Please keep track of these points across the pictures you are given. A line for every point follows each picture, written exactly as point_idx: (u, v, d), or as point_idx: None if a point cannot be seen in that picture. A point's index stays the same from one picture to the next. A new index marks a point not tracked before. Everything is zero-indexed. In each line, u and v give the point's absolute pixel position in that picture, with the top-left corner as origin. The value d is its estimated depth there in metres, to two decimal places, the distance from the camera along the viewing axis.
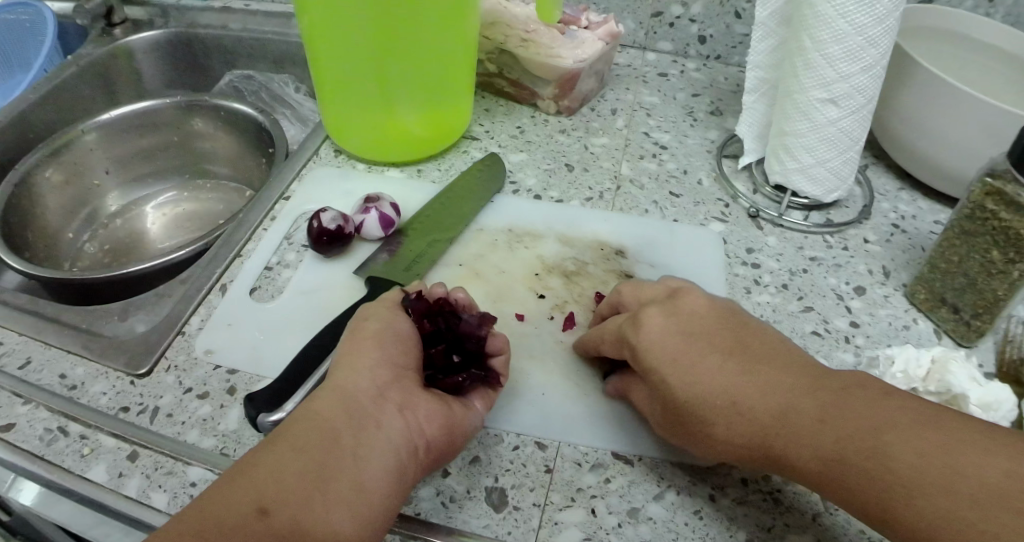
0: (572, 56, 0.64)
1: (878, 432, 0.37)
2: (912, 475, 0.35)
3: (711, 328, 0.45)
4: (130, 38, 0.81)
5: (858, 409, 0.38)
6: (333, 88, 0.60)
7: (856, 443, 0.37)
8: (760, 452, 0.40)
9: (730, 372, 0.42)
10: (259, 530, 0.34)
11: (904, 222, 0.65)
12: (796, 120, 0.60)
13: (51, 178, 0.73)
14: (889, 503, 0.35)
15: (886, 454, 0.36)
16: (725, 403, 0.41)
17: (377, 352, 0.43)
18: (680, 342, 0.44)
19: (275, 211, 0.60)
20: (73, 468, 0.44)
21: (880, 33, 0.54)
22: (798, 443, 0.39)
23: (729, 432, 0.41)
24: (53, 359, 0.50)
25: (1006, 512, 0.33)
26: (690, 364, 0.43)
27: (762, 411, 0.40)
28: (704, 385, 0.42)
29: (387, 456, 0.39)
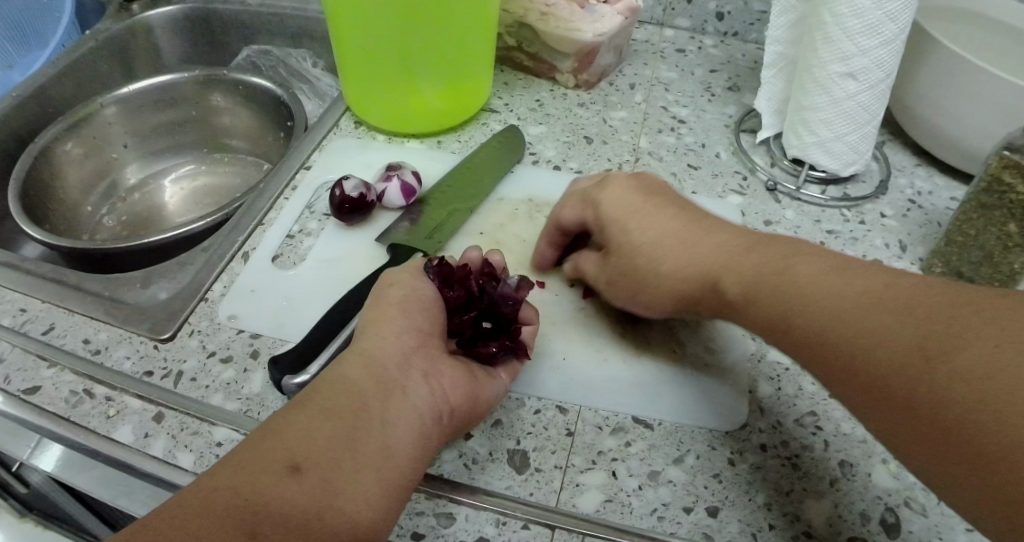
0: (592, 29, 0.64)
1: (801, 266, 0.40)
2: (814, 326, 0.37)
3: (672, 199, 0.50)
4: (147, 14, 0.81)
5: (791, 252, 0.41)
6: (355, 62, 0.60)
7: (779, 271, 0.40)
8: (694, 284, 0.44)
9: (684, 223, 0.47)
10: (292, 488, 0.34)
11: (921, 197, 0.65)
12: (814, 95, 0.60)
13: (69, 152, 0.73)
14: (801, 326, 0.38)
15: (801, 278, 0.39)
16: (674, 242, 0.46)
17: (402, 320, 0.44)
18: (629, 212, 0.48)
19: (296, 180, 0.60)
20: (99, 430, 0.44)
21: (900, 7, 0.54)
22: (730, 267, 0.43)
23: (673, 266, 0.45)
24: (76, 325, 0.50)
25: (899, 351, 0.33)
26: (646, 215, 0.48)
27: (697, 269, 0.44)
28: (648, 250, 0.46)
29: (414, 421, 0.39)
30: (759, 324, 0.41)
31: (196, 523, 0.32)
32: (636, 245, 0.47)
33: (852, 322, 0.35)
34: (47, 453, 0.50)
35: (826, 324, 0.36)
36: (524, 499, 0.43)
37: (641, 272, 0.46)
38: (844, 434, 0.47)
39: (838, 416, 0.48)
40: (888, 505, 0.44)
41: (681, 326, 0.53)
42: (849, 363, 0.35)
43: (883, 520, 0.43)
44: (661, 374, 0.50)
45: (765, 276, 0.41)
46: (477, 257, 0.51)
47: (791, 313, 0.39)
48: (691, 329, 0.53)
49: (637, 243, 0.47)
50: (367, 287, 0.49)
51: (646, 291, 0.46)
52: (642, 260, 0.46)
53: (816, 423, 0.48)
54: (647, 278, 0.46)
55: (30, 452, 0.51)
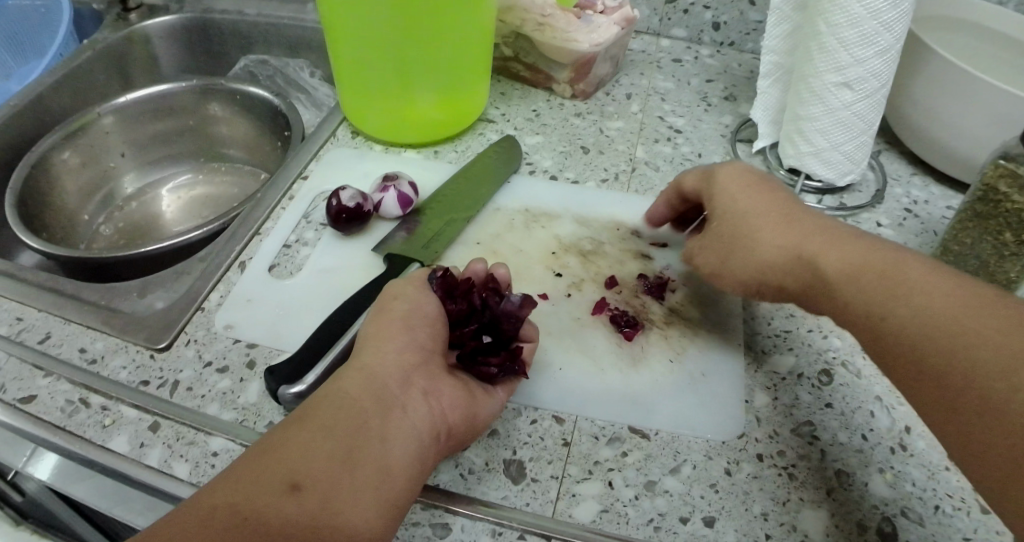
0: (588, 40, 0.64)
1: (911, 263, 0.40)
2: (919, 312, 0.38)
3: (789, 193, 0.50)
4: (146, 23, 0.81)
5: (899, 252, 0.41)
6: (352, 72, 0.60)
7: (889, 263, 0.41)
8: (792, 260, 0.44)
9: (788, 207, 0.47)
10: (291, 509, 0.34)
11: (917, 206, 0.66)
12: (810, 104, 0.60)
13: (68, 160, 0.73)
14: (898, 318, 0.38)
15: (917, 278, 0.39)
16: (778, 217, 0.46)
17: (404, 335, 0.43)
18: (747, 191, 0.49)
19: (293, 190, 0.61)
20: (95, 439, 0.44)
21: (895, 18, 0.54)
22: (834, 251, 0.43)
23: (773, 239, 0.45)
24: (73, 334, 0.50)
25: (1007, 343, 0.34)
26: (754, 192, 0.49)
27: (813, 242, 0.44)
28: (757, 219, 0.47)
29: (412, 440, 0.39)
30: (844, 308, 0.42)
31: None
32: (734, 213, 0.48)
33: (968, 327, 0.36)
34: (42, 463, 0.50)
35: (930, 323, 0.37)
36: (519, 510, 0.43)
37: (740, 238, 0.47)
38: (840, 443, 0.47)
39: (834, 426, 0.48)
40: (883, 516, 0.44)
41: (677, 335, 0.53)
42: (946, 367, 0.36)
43: (880, 530, 0.43)
44: (657, 385, 0.50)
45: (862, 262, 0.41)
46: (482, 269, 0.51)
47: (883, 304, 0.39)
48: (688, 338, 0.53)
49: (737, 219, 0.48)
50: (363, 297, 0.49)
51: (745, 264, 0.47)
52: (743, 227, 0.47)
53: (812, 432, 0.48)
54: (747, 248, 0.47)
55: (27, 461, 0.51)
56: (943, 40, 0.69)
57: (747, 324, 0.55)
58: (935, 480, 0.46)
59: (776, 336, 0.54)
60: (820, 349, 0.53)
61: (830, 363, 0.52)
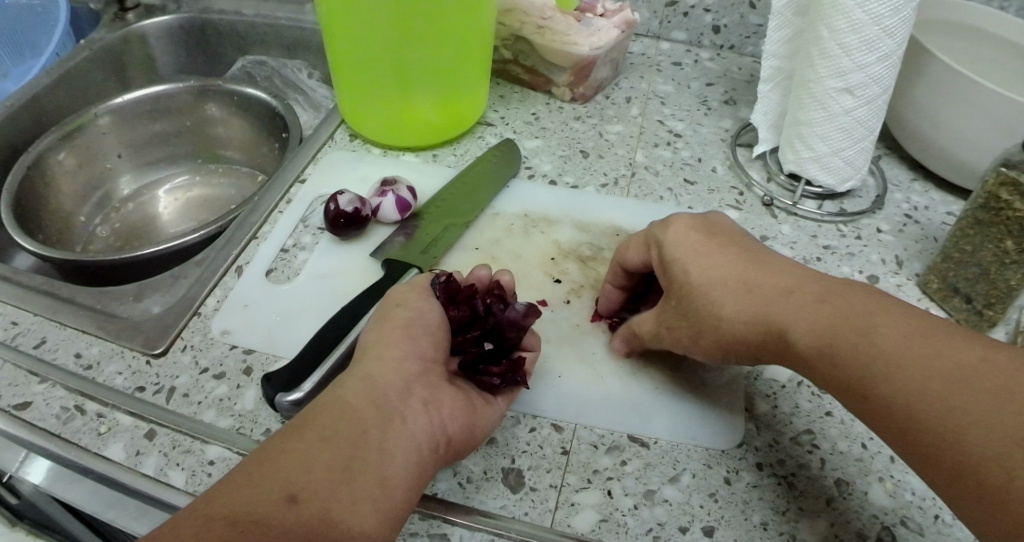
0: (588, 43, 0.64)
1: (885, 328, 0.38)
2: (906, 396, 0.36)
3: (739, 240, 0.47)
4: (143, 23, 0.81)
5: (868, 310, 0.39)
6: (350, 74, 0.60)
7: (859, 331, 0.38)
8: (762, 333, 0.42)
9: (742, 264, 0.45)
10: (288, 520, 0.34)
11: (917, 212, 0.65)
12: (811, 109, 0.60)
13: (64, 161, 0.73)
14: (882, 395, 0.37)
15: (894, 347, 0.37)
16: (737, 285, 0.44)
17: (405, 344, 0.43)
18: (697, 251, 0.46)
19: (291, 194, 0.60)
20: (90, 447, 0.43)
21: (897, 24, 0.54)
22: (803, 323, 0.40)
23: (738, 312, 0.43)
24: (68, 339, 0.50)
25: (999, 427, 0.33)
26: (709, 252, 0.46)
27: (779, 314, 0.41)
28: (717, 286, 0.44)
29: (411, 451, 0.39)
30: (828, 382, 0.39)
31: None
32: (691, 284, 0.45)
33: (956, 404, 0.34)
34: (37, 469, 0.50)
35: (923, 409, 0.35)
36: (518, 519, 0.43)
37: (702, 315, 0.44)
38: (840, 452, 0.47)
39: (834, 435, 0.48)
40: (883, 526, 0.44)
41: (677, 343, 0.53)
42: (940, 448, 0.34)
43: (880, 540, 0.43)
44: (658, 394, 0.50)
45: (832, 334, 0.39)
46: (486, 274, 0.51)
47: (863, 379, 0.37)
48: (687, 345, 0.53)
49: (694, 292, 0.45)
50: (362, 303, 0.49)
51: (715, 337, 0.44)
52: (700, 300, 0.44)
53: (812, 441, 0.48)
54: (712, 322, 0.44)
55: (19, 466, 0.50)
56: (943, 46, 0.69)
57: None
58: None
59: None
60: None
61: None
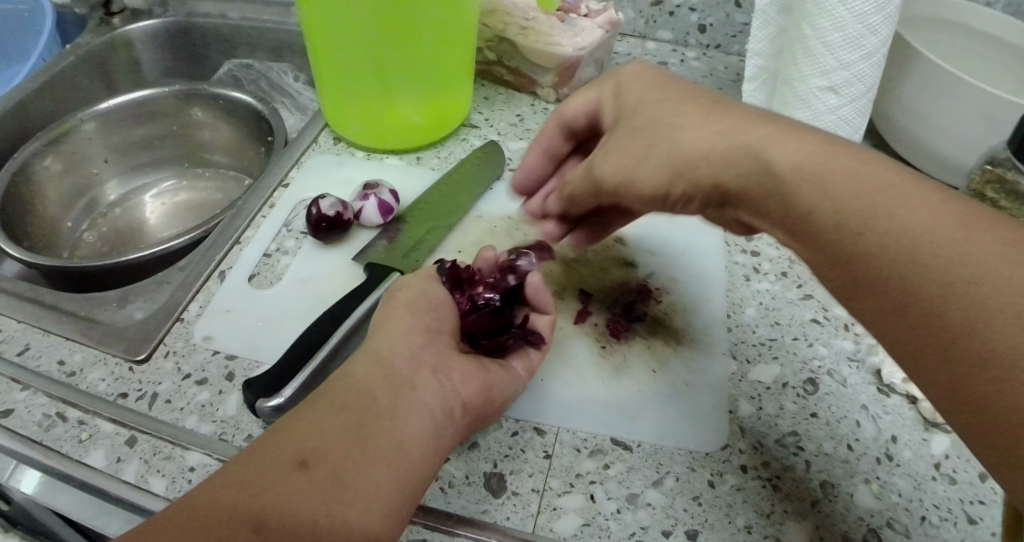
0: (572, 44, 0.64)
1: (842, 160, 0.35)
2: (861, 214, 0.33)
3: (687, 90, 0.43)
4: (129, 27, 0.81)
5: (830, 142, 0.36)
6: (333, 76, 0.59)
7: (819, 156, 0.35)
8: (719, 161, 0.38)
9: (706, 104, 0.41)
10: (301, 482, 0.33)
11: None
12: (796, 108, 0.60)
13: (51, 166, 0.73)
14: (829, 222, 0.34)
15: (850, 176, 0.34)
16: (683, 129, 0.40)
17: (409, 318, 0.43)
18: (665, 93, 0.43)
19: (273, 199, 0.60)
20: (72, 454, 0.43)
21: (880, 21, 0.54)
22: (765, 147, 0.37)
23: (693, 139, 0.39)
24: (51, 346, 0.50)
25: (950, 256, 0.30)
26: (662, 103, 0.42)
27: (731, 140, 0.38)
28: (679, 121, 0.40)
29: (424, 416, 0.39)
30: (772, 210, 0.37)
31: (204, 519, 0.31)
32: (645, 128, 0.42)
33: (909, 231, 0.31)
34: (23, 474, 0.50)
35: (889, 233, 0.32)
36: (500, 524, 0.43)
37: (660, 142, 0.40)
38: (825, 454, 0.47)
39: (819, 436, 0.48)
40: (867, 527, 0.43)
41: (661, 345, 0.53)
42: (884, 275, 0.32)
43: None
44: (641, 395, 0.50)
45: (791, 160, 0.36)
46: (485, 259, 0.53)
47: (813, 207, 0.35)
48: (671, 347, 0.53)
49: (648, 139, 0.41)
50: (343, 308, 0.49)
51: (694, 175, 0.39)
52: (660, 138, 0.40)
53: (797, 443, 0.47)
54: (670, 150, 0.40)
55: (10, 475, 0.50)
56: (931, 41, 0.69)
57: (730, 333, 0.54)
58: (921, 490, 0.45)
59: (761, 344, 0.54)
60: (805, 358, 0.53)
61: (815, 372, 0.52)
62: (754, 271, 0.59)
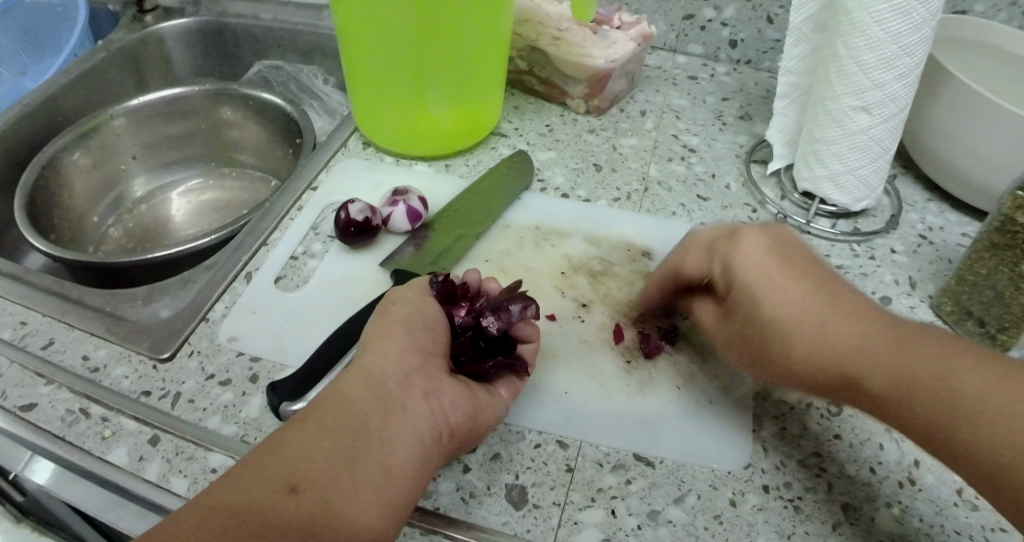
0: (604, 56, 0.63)
1: (966, 379, 0.37)
2: (980, 402, 0.36)
3: (813, 269, 0.45)
4: (161, 25, 0.81)
5: (951, 347, 0.39)
6: (365, 81, 0.60)
7: (939, 375, 0.37)
8: (832, 374, 0.41)
9: (821, 296, 0.43)
10: (289, 508, 0.34)
11: (931, 233, 0.65)
12: (827, 126, 0.60)
13: (78, 160, 0.73)
14: (958, 396, 0.36)
15: (975, 397, 0.36)
16: (808, 329, 0.42)
17: (404, 337, 0.43)
18: (770, 264, 0.45)
19: (303, 200, 0.60)
20: (94, 450, 0.44)
21: (916, 43, 0.53)
22: (872, 363, 0.40)
23: (808, 356, 0.42)
24: (76, 341, 0.50)
25: None
26: (781, 283, 0.44)
27: (845, 340, 0.41)
28: (789, 311, 0.43)
29: (412, 440, 0.39)
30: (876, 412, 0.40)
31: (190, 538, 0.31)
32: (763, 321, 0.44)
33: (996, 415, 0.35)
34: (40, 467, 0.50)
35: (997, 407, 0.35)
36: (520, 536, 0.42)
37: (771, 351, 0.43)
38: (848, 477, 0.47)
39: (842, 459, 0.47)
40: None
41: (686, 361, 0.52)
42: (1012, 480, 0.34)
43: None
44: (663, 412, 0.49)
45: (904, 383, 0.38)
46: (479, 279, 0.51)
47: (913, 415, 0.38)
48: (696, 364, 0.52)
49: (765, 315, 0.44)
50: (369, 313, 0.49)
51: (800, 330, 0.42)
52: (774, 348, 0.43)
53: (820, 465, 0.47)
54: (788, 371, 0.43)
55: (26, 467, 0.50)
56: (963, 65, 0.69)
57: None
58: (943, 515, 0.45)
59: None
60: None
61: None
62: None
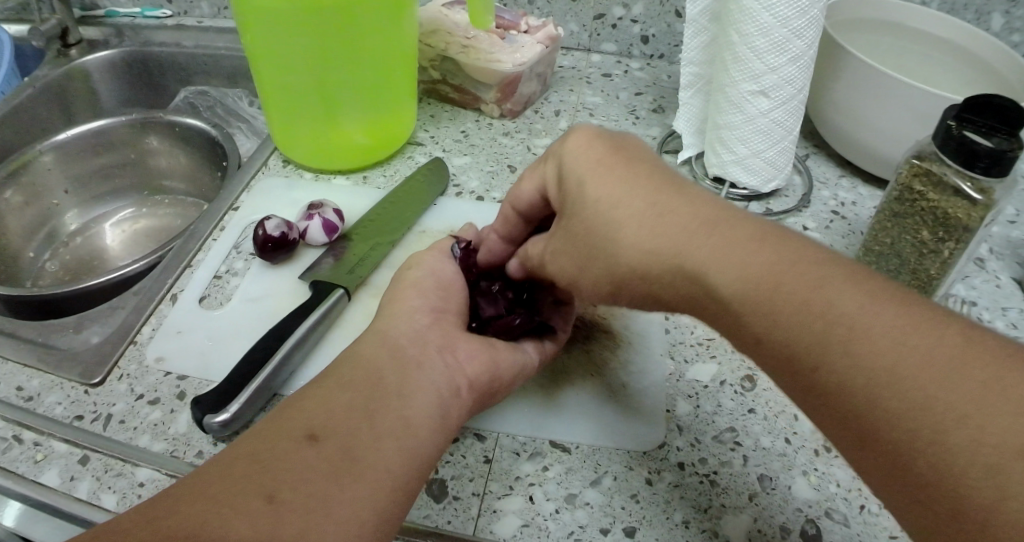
0: (511, 60, 0.66)
1: (832, 293, 0.32)
2: (828, 321, 0.31)
3: (659, 169, 0.41)
4: (85, 58, 0.83)
5: (805, 258, 0.34)
6: (279, 104, 0.61)
7: (806, 286, 0.32)
8: (681, 277, 0.37)
9: (665, 199, 0.38)
10: (313, 452, 0.35)
11: (843, 208, 0.67)
12: (729, 113, 0.62)
13: (11, 199, 0.75)
14: (804, 319, 0.32)
15: (841, 314, 0.31)
16: (655, 223, 0.38)
17: (418, 301, 0.48)
18: (616, 174, 0.41)
19: (224, 222, 0.62)
20: (27, 474, 0.45)
21: (804, 25, 0.56)
22: (721, 268, 0.35)
23: (648, 248, 0.38)
24: (8, 373, 0.51)
25: (942, 373, 0.28)
26: (627, 189, 0.40)
27: (702, 253, 0.36)
28: (637, 230, 0.38)
29: (432, 392, 0.41)
30: (734, 324, 0.35)
31: (217, 489, 0.33)
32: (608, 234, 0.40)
33: (888, 358, 0.29)
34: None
35: (864, 336, 0.30)
36: (441, 528, 0.44)
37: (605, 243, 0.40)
38: (762, 448, 0.49)
39: (755, 431, 0.50)
40: (799, 514, 0.45)
41: (599, 349, 0.55)
42: (858, 407, 0.30)
43: (802, 533, 0.44)
44: (578, 399, 0.52)
45: (762, 295, 0.33)
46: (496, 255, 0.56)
47: (770, 331, 0.33)
48: (609, 352, 0.55)
49: (614, 235, 0.39)
50: (288, 323, 0.51)
51: (625, 270, 0.39)
52: (617, 252, 0.39)
53: (733, 439, 0.49)
54: (635, 264, 0.39)
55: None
56: (879, 56, 0.72)
57: (669, 334, 0.56)
58: (858, 479, 0.47)
59: (698, 344, 0.56)
60: (742, 356, 0.55)
61: (752, 369, 0.54)
62: None
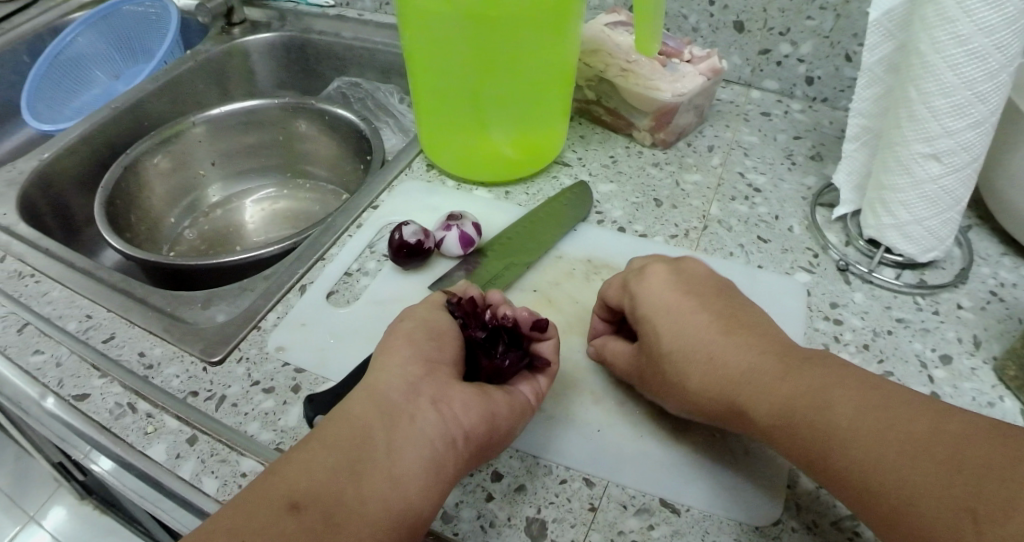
0: (671, 89, 0.63)
1: (837, 404, 0.39)
2: (869, 465, 0.37)
3: (711, 293, 0.49)
4: (247, 38, 0.87)
5: (824, 382, 0.41)
6: (430, 108, 0.62)
7: (814, 409, 0.40)
8: (727, 407, 0.44)
9: (710, 320, 0.47)
10: (291, 525, 0.35)
11: (1004, 290, 0.61)
12: (895, 173, 0.57)
13: (158, 164, 0.79)
14: (837, 451, 0.38)
15: (873, 452, 0.37)
16: (702, 351, 0.45)
17: (408, 350, 0.44)
18: (672, 296, 0.49)
19: (362, 219, 0.63)
20: (136, 444, 0.46)
21: (991, 89, 0.50)
22: (761, 403, 0.42)
23: (699, 379, 0.45)
24: (133, 338, 0.53)
25: (958, 479, 0.34)
26: (678, 308, 0.48)
27: (738, 378, 0.44)
28: (689, 368, 0.45)
29: (421, 448, 0.39)
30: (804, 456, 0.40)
31: None
32: (659, 348, 0.47)
33: (923, 487, 0.35)
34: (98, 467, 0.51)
35: (889, 462, 0.36)
36: None
37: (669, 368, 0.46)
38: None
39: None
40: None
41: None
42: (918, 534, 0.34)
43: None
44: (694, 459, 0.48)
45: (800, 427, 0.40)
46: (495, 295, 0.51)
47: (851, 470, 0.37)
48: None
49: (675, 367, 0.46)
50: None
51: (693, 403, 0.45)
52: (668, 366, 0.46)
53: (854, 529, 0.45)
54: (691, 397, 0.45)
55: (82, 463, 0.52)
56: None
57: None
58: None
59: None
60: None
61: None
62: (834, 340, 0.55)
